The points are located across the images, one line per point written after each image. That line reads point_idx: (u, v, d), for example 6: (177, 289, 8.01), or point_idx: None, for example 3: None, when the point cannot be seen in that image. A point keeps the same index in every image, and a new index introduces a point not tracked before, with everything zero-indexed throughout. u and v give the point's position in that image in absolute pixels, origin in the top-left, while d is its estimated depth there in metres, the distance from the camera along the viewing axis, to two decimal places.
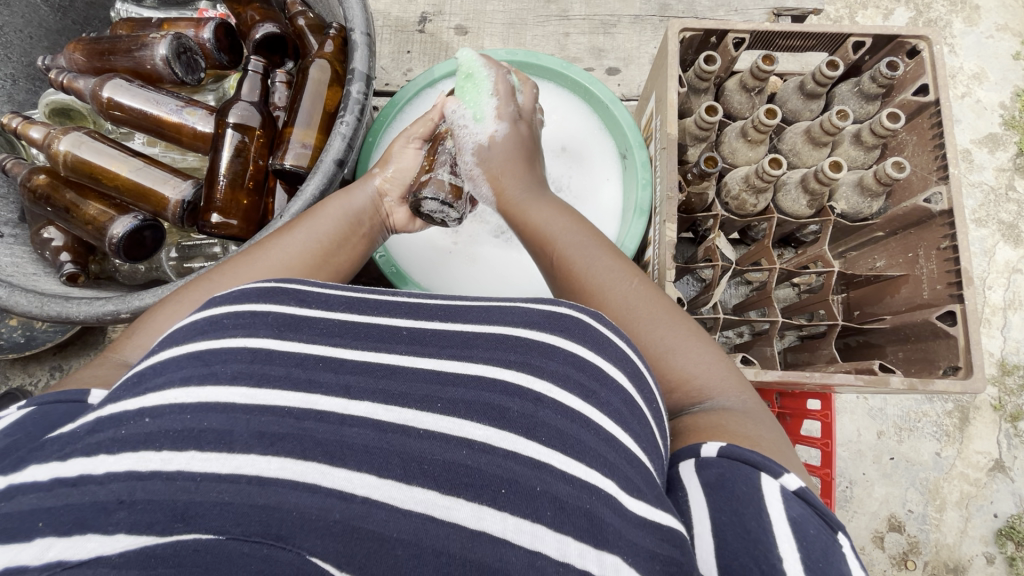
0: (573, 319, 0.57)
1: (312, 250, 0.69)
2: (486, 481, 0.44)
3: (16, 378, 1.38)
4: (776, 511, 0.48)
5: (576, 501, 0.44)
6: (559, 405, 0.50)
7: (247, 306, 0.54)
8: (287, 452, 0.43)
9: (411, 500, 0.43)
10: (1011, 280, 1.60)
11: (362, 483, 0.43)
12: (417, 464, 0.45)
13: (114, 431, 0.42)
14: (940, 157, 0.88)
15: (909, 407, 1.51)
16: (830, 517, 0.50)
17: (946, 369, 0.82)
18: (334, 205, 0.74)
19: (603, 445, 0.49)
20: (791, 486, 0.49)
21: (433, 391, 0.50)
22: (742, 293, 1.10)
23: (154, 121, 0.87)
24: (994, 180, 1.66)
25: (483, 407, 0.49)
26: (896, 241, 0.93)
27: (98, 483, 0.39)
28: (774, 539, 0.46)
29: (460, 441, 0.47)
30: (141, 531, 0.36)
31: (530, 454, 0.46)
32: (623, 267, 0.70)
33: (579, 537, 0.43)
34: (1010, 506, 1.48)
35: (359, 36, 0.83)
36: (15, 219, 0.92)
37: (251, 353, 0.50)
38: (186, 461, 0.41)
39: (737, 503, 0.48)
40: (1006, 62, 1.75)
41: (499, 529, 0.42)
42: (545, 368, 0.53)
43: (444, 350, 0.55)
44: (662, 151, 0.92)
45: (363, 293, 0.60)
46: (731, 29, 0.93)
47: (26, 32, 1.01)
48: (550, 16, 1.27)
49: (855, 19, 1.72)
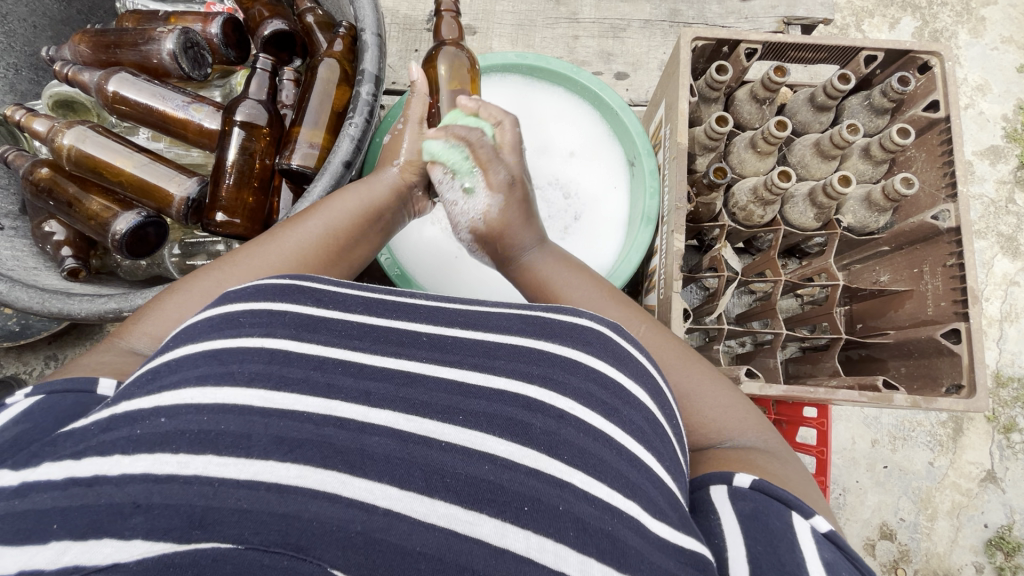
0: (595, 333, 0.57)
1: (327, 245, 0.69)
2: (509, 498, 0.44)
3: (10, 367, 1.37)
4: (809, 548, 0.48)
5: (598, 522, 0.44)
6: (582, 423, 0.50)
7: (265, 304, 0.53)
8: (306, 460, 0.43)
9: (434, 513, 0.42)
10: (1008, 293, 1.61)
11: (384, 495, 0.42)
12: (440, 477, 0.44)
13: (129, 430, 0.42)
14: (949, 174, 0.88)
15: (903, 416, 1.51)
16: (862, 564, 0.49)
17: (949, 388, 0.83)
18: (352, 196, 0.74)
19: (626, 464, 0.49)
20: (822, 528, 0.50)
21: (454, 402, 0.50)
22: (745, 302, 1.10)
23: (160, 117, 0.86)
24: (994, 192, 1.66)
25: (506, 422, 0.49)
26: (902, 256, 0.93)
27: (113, 484, 0.38)
28: (808, 573, 0.46)
29: (482, 456, 0.46)
30: (158, 537, 0.36)
31: (552, 472, 0.46)
32: (630, 313, 0.69)
33: (602, 560, 0.43)
34: (1000, 517, 1.50)
35: (370, 37, 0.82)
36: (16, 211, 0.91)
37: (267, 354, 0.49)
38: (203, 465, 0.40)
39: (771, 535, 0.49)
40: (1010, 75, 1.75)
41: (523, 548, 0.42)
42: (567, 385, 0.52)
43: (466, 360, 0.54)
44: (672, 160, 0.92)
45: (380, 294, 0.60)
46: (744, 39, 0.92)
47: (31, 21, 0.99)
48: (559, 18, 1.26)
49: (861, 27, 1.72)
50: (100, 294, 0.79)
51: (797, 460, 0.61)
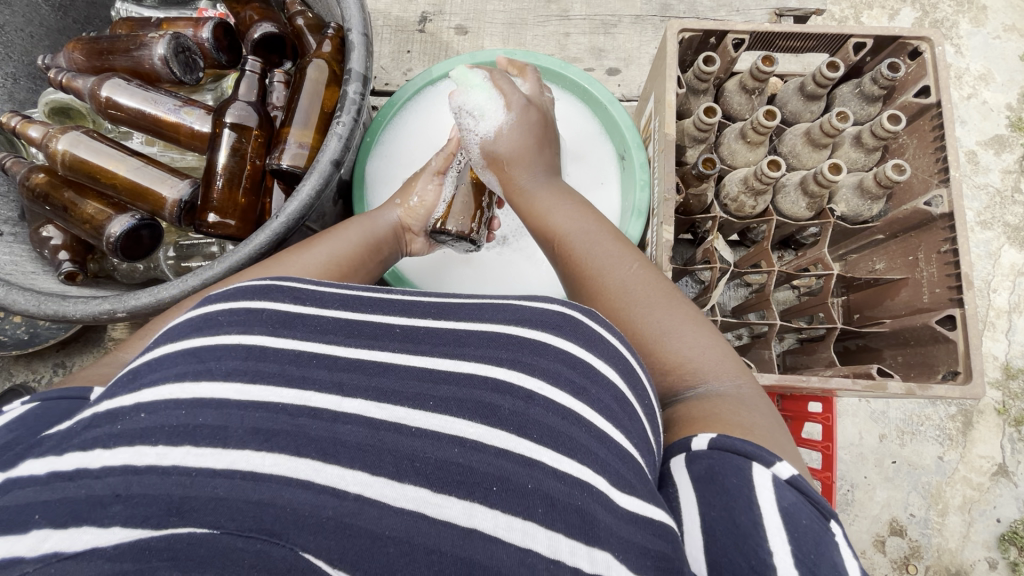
0: (563, 315, 0.57)
1: (336, 267, 0.70)
2: (478, 479, 0.44)
3: (21, 375, 1.40)
4: (766, 502, 0.48)
5: (566, 498, 0.44)
6: (549, 401, 0.50)
7: (242, 303, 0.54)
8: (280, 448, 0.43)
9: (403, 498, 0.42)
10: (1016, 283, 1.58)
11: (355, 480, 0.42)
12: (410, 463, 0.45)
13: (109, 427, 0.42)
14: (941, 160, 0.87)
15: (911, 411, 1.49)
16: (824, 506, 0.50)
17: (945, 374, 0.82)
18: (358, 226, 0.77)
19: (594, 441, 0.49)
20: (785, 475, 0.49)
21: (424, 389, 0.50)
22: (740, 295, 1.09)
23: (151, 121, 0.87)
24: (1000, 182, 1.64)
25: (475, 406, 0.49)
26: (896, 244, 0.93)
27: (94, 477, 0.39)
28: (765, 533, 0.46)
29: (451, 440, 0.47)
30: (135, 524, 0.36)
31: (521, 451, 0.46)
32: (624, 251, 0.71)
33: (570, 534, 0.43)
34: (1013, 511, 1.47)
35: (357, 36, 0.82)
36: (15, 218, 0.93)
37: (244, 350, 0.49)
38: (181, 456, 0.41)
39: (726, 497, 0.49)
40: (1014, 63, 1.73)
41: (491, 527, 0.42)
42: (536, 366, 0.52)
43: (434, 348, 0.55)
44: (660, 152, 0.91)
45: (359, 291, 0.60)
46: (731, 29, 0.92)
47: (27, 31, 1.01)
48: (551, 16, 1.27)
49: (860, 19, 1.71)
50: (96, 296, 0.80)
51: (771, 406, 0.60)
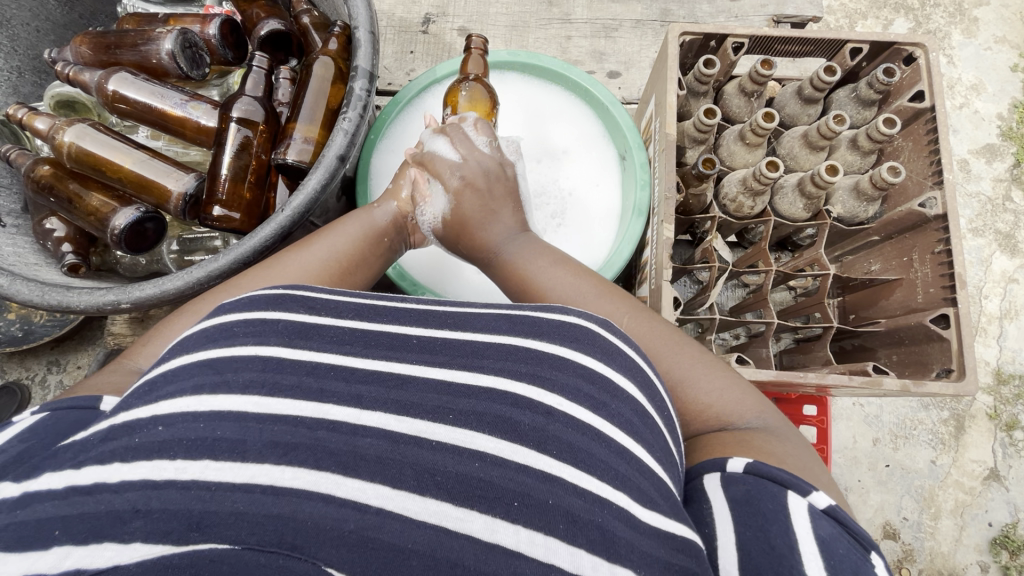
0: (583, 329, 0.58)
1: (332, 264, 0.70)
2: (498, 493, 0.45)
3: (13, 371, 1.39)
4: (804, 529, 0.48)
5: (588, 514, 0.45)
6: (571, 418, 0.51)
7: (256, 314, 0.54)
8: (300, 462, 0.43)
9: (425, 511, 0.43)
10: (1007, 290, 1.61)
11: (375, 493, 0.43)
12: (429, 476, 0.45)
13: (127, 440, 0.43)
14: (936, 162, 0.89)
15: (904, 414, 1.51)
16: (863, 536, 0.50)
17: (939, 372, 0.83)
18: (355, 222, 0.76)
19: (615, 457, 0.50)
20: (820, 504, 0.51)
21: (442, 401, 0.51)
22: (738, 296, 1.11)
23: (158, 115, 0.87)
24: (991, 191, 1.67)
25: (494, 419, 0.50)
26: (891, 245, 0.95)
27: (112, 492, 0.39)
28: (798, 554, 0.47)
29: (473, 454, 0.47)
30: (157, 539, 0.37)
31: (541, 467, 0.47)
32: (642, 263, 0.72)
33: (593, 550, 0.43)
34: (1004, 515, 1.49)
35: (364, 33, 0.83)
36: (18, 210, 0.93)
37: (262, 362, 0.50)
38: (200, 470, 0.41)
39: (762, 518, 0.50)
40: (1004, 74, 1.77)
41: (513, 542, 0.43)
42: (556, 380, 0.53)
43: (453, 360, 0.55)
44: (661, 152, 0.93)
45: (374, 299, 0.60)
46: (731, 33, 0.94)
47: (33, 25, 1.02)
48: (552, 19, 1.29)
49: (855, 28, 1.74)
50: (100, 288, 0.80)
51: (800, 438, 0.62)
